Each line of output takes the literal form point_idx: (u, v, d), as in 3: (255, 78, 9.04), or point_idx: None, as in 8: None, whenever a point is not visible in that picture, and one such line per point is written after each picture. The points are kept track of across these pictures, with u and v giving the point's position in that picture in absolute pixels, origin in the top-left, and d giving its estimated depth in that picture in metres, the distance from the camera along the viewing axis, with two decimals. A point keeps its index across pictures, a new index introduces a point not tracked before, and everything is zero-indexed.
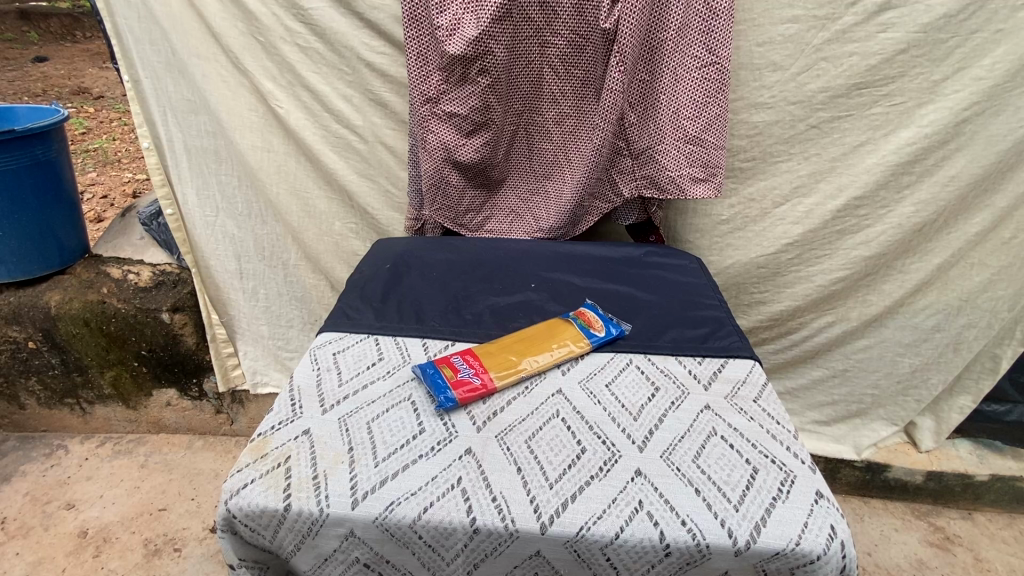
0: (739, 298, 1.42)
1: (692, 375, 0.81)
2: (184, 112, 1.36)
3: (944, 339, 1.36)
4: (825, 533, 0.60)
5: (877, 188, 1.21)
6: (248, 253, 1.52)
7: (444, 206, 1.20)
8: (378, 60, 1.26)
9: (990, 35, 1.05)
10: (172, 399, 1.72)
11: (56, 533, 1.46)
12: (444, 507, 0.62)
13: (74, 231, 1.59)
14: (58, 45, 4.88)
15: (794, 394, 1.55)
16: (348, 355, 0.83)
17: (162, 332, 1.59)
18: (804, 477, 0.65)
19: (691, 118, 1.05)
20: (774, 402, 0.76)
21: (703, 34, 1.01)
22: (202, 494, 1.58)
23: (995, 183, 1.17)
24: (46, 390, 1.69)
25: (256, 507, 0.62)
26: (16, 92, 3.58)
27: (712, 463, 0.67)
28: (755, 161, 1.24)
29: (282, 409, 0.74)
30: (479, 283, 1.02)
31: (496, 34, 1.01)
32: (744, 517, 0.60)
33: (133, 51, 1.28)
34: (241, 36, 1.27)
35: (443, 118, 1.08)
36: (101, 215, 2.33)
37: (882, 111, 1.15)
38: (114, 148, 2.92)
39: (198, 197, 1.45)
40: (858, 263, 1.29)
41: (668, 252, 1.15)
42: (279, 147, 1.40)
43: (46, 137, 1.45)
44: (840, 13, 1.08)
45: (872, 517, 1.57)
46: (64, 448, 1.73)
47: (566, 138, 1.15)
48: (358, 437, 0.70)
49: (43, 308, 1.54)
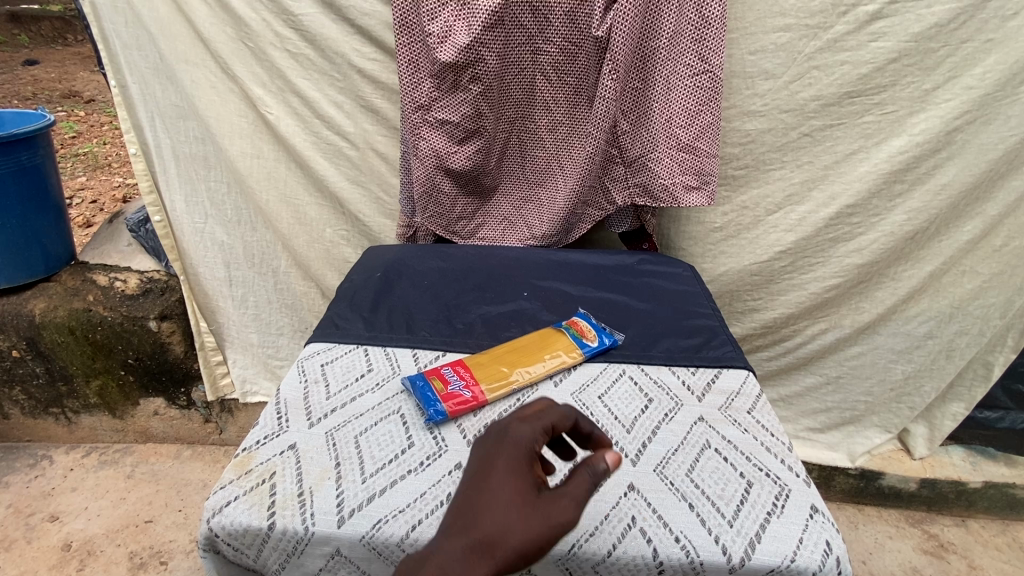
0: (732, 306, 1.41)
1: (685, 386, 0.80)
2: (172, 119, 1.34)
3: (936, 347, 1.36)
4: (821, 549, 0.59)
5: (869, 196, 1.21)
6: (237, 261, 1.51)
7: (436, 214, 1.19)
8: (370, 67, 1.25)
9: (980, 45, 1.05)
10: (160, 408, 1.69)
11: (39, 546, 1.43)
12: (433, 525, 0.60)
13: (59, 237, 1.57)
14: (49, 48, 4.85)
15: (788, 402, 1.54)
16: (337, 366, 0.82)
17: (149, 340, 1.57)
18: (799, 491, 0.64)
19: (683, 126, 1.04)
20: (769, 414, 0.75)
21: (696, 42, 1.00)
22: (189, 505, 1.56)
23: (987, 191, 1.17)
24: (31, 399, 1.66)
25: (238, 526, 0.61)
26: (5, 95, 3.54)
27: (706, 477, 0.66)
28: (748, 169, 1.24)
29: (268, 423, 0.72)
30: (471, 292, 1.01)
31: (488, 41, 1.00)
32: (738, 534, 0.59)
33: (121, 57, 1.26)
34: (230, 42, 1.26)
35: (435, 125, 1.08)
36: (90, 220, 2.32)
37: (874, 120, 1.15)
38: (104, 152, 2.90)
39: (186, 204, 1.43)
40: (851, 271, 1.29)
41: (662, 260, 1.13)
42: (269, 153, 1.38)
43: (31, 142, 1.43)
44: (832, 22, 1.08)
45: (867, 525, 1.56)
46: (48, 458, 1.70)
47: (559, 146, 1.14)
48: (345, 452, 0.68)
49: (27, 316, 1.51)
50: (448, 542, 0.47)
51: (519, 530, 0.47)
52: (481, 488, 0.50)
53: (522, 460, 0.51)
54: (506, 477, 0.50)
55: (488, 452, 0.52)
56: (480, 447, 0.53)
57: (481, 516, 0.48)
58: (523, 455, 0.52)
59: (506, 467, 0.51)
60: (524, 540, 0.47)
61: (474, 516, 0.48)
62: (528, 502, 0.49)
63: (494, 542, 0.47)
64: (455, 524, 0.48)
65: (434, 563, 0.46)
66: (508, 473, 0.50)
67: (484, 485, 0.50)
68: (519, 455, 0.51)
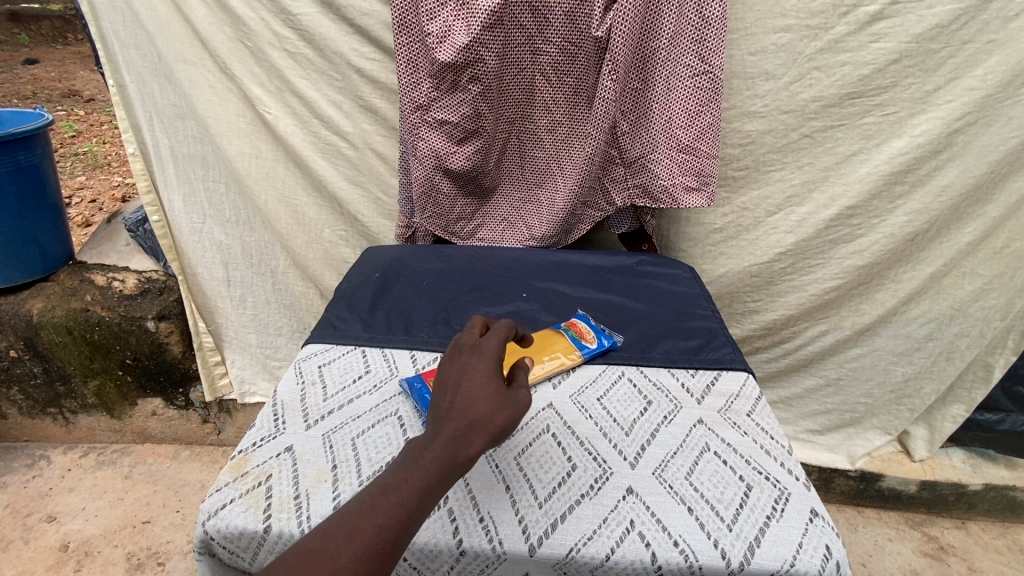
0: (733, 307, 1.41)
1: (685, 388, 0.80)
2: (170, 118, 1.34)
3: (936, 348, 1.35)
4: (821, 553, 0.58)
5: (870, 197, 1.21)
6: (235, 261, 1.50)
7: (435, 214, 1.19)
8: (369, 67, 1.25)
9: (981, 46, 1.05)
10: (158, 408, 1.69)
11: (37, 546, 1.43)
12: (430, 529, 0.60)
13: (58, 237, 1.56)
14: (49, 47, 4.84)
15: (787, 403, 1.54)
16: (334, 368, 0.81)
17: (147, 340, 1.56)
18: (799, 494, 0.64)
19: (683, 127, 1.03)
20: (768, 416, 0.75)
21: (696, 42, 0.99)
22: (187, 506, 1.55)
23: (988, 192, 1.17)
24: (29, 399, 1.65)
25: (234, 529, 0.60)
26: (5, 94, 3.54)
27: (705, 480, 0.65)
28: (748, 171, 1.24)
29: (264, 425, 0.72)
30: (470, 292, 1.00)
31: (487, 41, 0.99)
32: (737, 538, 0.59)
33: (119, 56, 1.26)
34: (228, 41, 1.25)
35: (434, 125, 1.07)
36: (89, 220, 2.31)
37: (875, 121, 1.15)
38: (104, 152, 2.89)
39: (184, 204, 1.43)
40: (851, 272, 1.29)
41: (662, 261, 1.13)
42: (267, 153, 1.38)
43: (29, 141, 1.42)
44: (833, 22, 1.07)
45: (866, 527, 1.56)
46: (46, 459, 1.69)
47: (559, 146, 1.13)
48: (342, 454, 0.68)
49: (24, 316, 1.51)
50: (452, 420, 0.59)
51: (504, 407, 0.60)
52: (464, 383, 0.62)
53: (492, 360, 0.64)
54: (486, 370, 0.63)
55: (463, 360, 0.64)
56: (450, 360, 0.65)
57: (473, 403, 0.60)
58: (494, 356, 0.65)
59: (483, 364, 0.63)
60: (508, 417, 0.60)
61: (466, 401, 0.60)
62: (505, 390, 0.62)
63: (490, 414, 0.59)
64: (451, 412, 0.59)
65: (444, 439, 0.57)
66: (484, 369, 0.63)
67: (467, 379, 0.62)
68: (493, 360, 0.64)
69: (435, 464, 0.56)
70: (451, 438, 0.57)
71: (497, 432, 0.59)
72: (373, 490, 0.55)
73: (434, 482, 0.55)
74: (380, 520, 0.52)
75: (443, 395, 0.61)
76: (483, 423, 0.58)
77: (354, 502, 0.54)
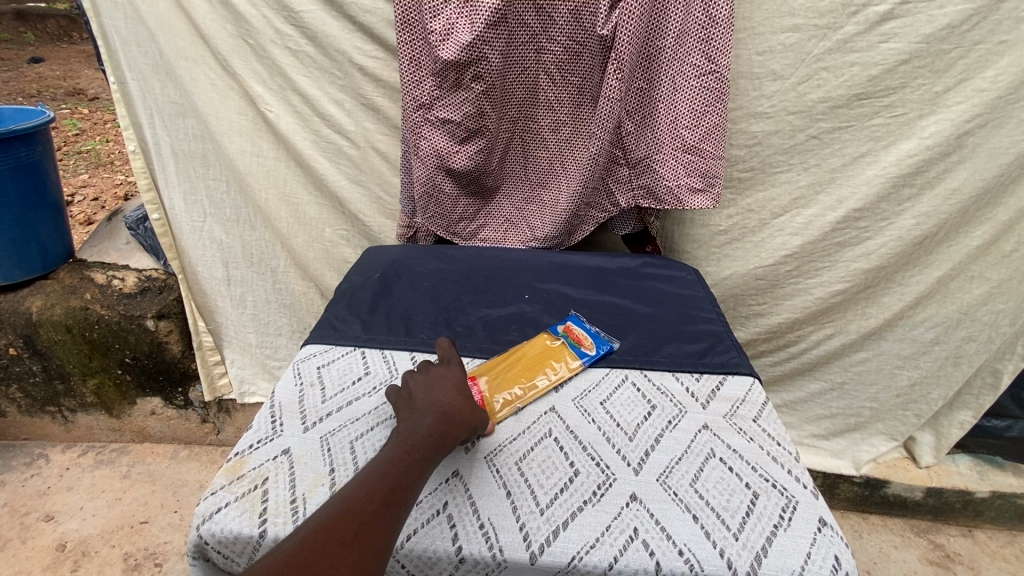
0: (737, 310, 1.39)
1: (690, 393, 0.78)
2: (171, 116, 1.33)
3: (943, 353, 1.33)
4: (830, 564, 0.57)
5: (877, 200, 1.19)
6: (235, 260, 1.49)
7: (436, 214, 1.18)
8: (371, 65, 1.24)
9: (992, 47, 1.03)
10: (157, 407, 1.68)
11: (34, 546, 1.42)
12: (429, 535, 0.59)
13: (57, 234, 1.55)
14: (54, 46, 4.85)
15: (792, 407, 1.53)
16: (333, 369, 0.80)
17: (146, 339, 1.55)
18: (806, 503, 0.62)
19: (689, 127, 1.02)
20: (774, 422, 0.73)
21: (702, 42, 0.98)
22: (185, 506, 1.54)
23: (997, 196, 1.15)
24: (27, 397, 1.64)
25: (229, 534, 0.59)
26: (9, 92, 3.54)
27: (711, 488, 0.64)
28: (754, 172, 1.22)
29: (262, 427, 0.71)
30: (472, 293, 0.99)
31: (490, 39, 0.98)
32: (744, 547, 0.57)
33: (120, 53, 1.25)
34: (230, 39, 1.24)
35: (436, 124, 1.06)
36: (91, 218, 2.30)
37: (883, 123, 1.13)
38: (107, 150, 2.89)
39: (184, 202, 1.42)
40: (858, 276, 1.27)
41: (666, 263, 1.11)
42: (268, 151, 1.37)
43: (30, 138, 1.42)
44: (842, 22, 1.06)
45: (871, 534, 1.54)
46: (44, 457, 1.69)
47: (563, 146, 1.12)
48: (340, 457, 0.66)
49: (23, 314, 1.50)
50: (435, 405, 0.66)
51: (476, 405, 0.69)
52: (438, 383, 0.71)
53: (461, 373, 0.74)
54: (456, 377, 0.72)
55: (436, 372, 0.73)
56: (415, 371, 0.74)
57: (452, 394, 0.68)
58: (458, 369, 0.75)
59: (450, 372, 0.73)
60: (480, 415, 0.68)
61: (443, 394, 0.68)
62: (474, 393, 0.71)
63: (467, 401, 0.68)
64: (433, 401, 0.67)
65: (432, 417, 0.64)
66: (455, 376, 0.72)
67: (439, 383, 0.71)
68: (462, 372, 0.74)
69: (428, 437, 0.62)
70: (437, 418, 0.64)
71: (476, 419, 0.67)
72: (380, 461, 0.60)
73: (430, 454, 0.61)
74: (390, 484, 0.57)
75: (416, 391, 0.69)
76: (464, 409, 0.66)
77: (365, 473, 0.59)
